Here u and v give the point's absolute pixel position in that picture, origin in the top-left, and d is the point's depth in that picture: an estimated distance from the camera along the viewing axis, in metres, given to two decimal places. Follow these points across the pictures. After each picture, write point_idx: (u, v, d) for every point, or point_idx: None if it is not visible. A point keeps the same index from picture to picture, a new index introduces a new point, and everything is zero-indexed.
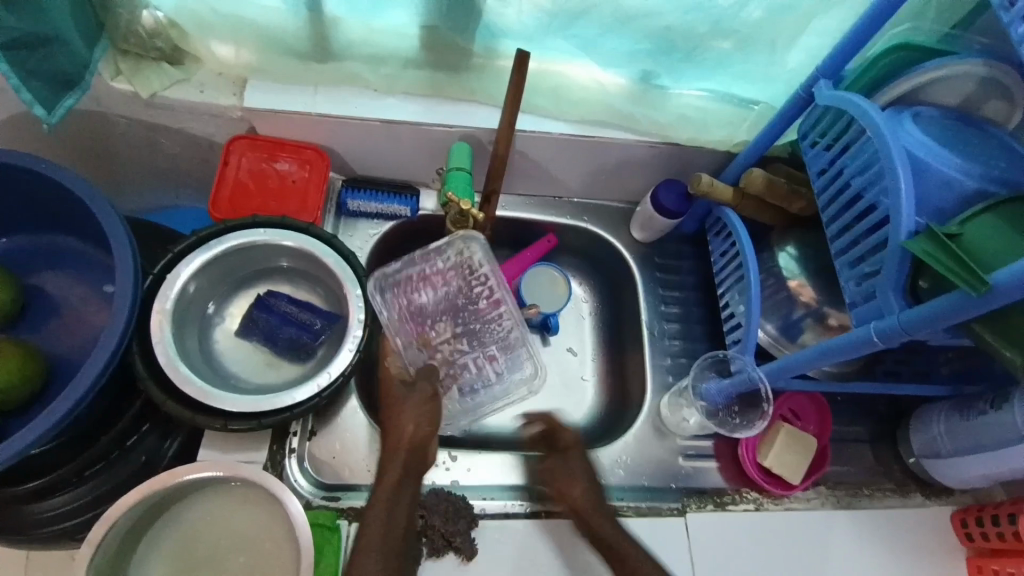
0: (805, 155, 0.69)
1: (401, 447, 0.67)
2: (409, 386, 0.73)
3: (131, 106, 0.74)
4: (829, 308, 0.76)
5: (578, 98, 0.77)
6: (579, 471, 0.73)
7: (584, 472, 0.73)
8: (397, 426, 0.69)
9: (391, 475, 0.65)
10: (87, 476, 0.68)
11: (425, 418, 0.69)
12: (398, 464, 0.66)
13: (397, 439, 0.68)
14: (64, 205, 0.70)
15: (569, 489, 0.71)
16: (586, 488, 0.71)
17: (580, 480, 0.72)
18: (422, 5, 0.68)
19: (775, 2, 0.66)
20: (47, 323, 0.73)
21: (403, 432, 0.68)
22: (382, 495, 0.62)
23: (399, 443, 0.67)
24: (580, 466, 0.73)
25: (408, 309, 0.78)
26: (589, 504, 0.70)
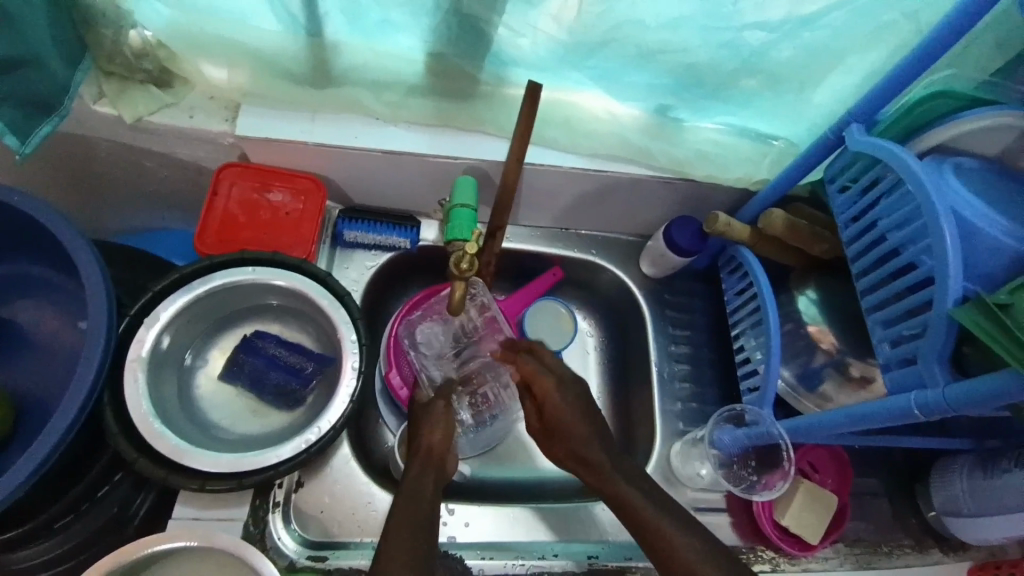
0: (832, 200, 0.66)
1: (423, 456, 0.61)
2: (424, 406, 0.68)
3: (115, 129, 0.69)
4: (850, 358, 0.72)
5: (591, 130, 0.73)
6: (568, 399, 0.64)
7: (573, 399, 0.64)
8: (423, 441, 0.63)
9: (416, 482, 0.57)
10: (57, 528, 0.62)
11: (449, 431, 0.64)
12: (425, 471, 0.59)
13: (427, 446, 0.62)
14: (38, 236, 0.65)
15: (557, 422, 0.63)
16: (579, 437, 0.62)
17: (563, 400, 0.64)
18: (430, 32, 0.64)
19: (806, 41, 0.62)
20: (18, 360, 0.68)
21: (434, 439, 0.63)
22: (399, 519, 0.52)
23: (424, 449, 0.62)
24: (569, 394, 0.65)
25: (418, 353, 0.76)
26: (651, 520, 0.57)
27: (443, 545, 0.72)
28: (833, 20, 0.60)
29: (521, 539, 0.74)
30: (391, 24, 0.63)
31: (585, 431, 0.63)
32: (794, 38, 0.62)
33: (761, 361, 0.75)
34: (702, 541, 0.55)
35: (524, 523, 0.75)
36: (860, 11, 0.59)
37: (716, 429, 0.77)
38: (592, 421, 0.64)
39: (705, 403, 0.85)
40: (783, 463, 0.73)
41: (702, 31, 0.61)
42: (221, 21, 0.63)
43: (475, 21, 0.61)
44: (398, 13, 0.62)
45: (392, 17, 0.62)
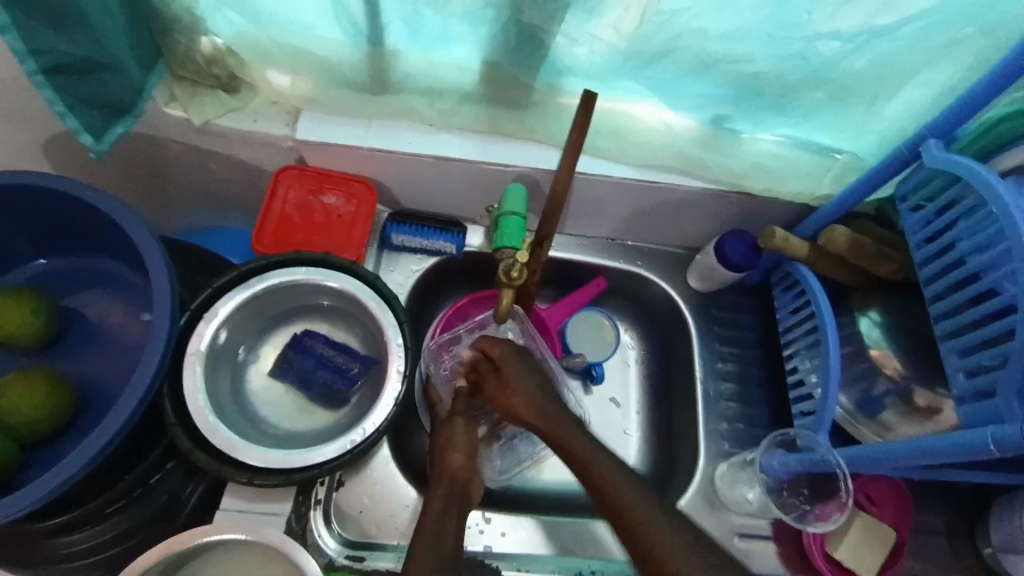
0: (903, 218, 0.63)
1: (447, 474, 0.61)
2: (448, 419, 0.66)
3: (183, 131, 0.72)
4: (915, 386, 0.68)
5: (644, 140, 0.72)
6: (518, 372, 0.63)
7: (524, 372, 0.63)
8: (448, 460, 0.62)
9: (433, 502, 0.58)
10: (107, 513, 0.64)
11: (471, 452, 0.63)
12: (441, 489, 0.59)
13: (445, 463, 0.62)
14: (108, 232, 0.69)
15: (510, 397, 0.62)
16: (536, 404, 0.61)
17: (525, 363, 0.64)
18: (487, 40, 0.64)
19: (880, 52, 0.60)
20: (85, 348, 0.71)
21: (453, 456, 0.62)
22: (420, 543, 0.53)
23: (448, 470, 0.61)
24: (522, 368, 0.63)
25: (449, 369, 0.76)
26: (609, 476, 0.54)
27: (479, 555, 0.72)
28: (911, 32, 0.57)
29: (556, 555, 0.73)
30: (449, 33, 0.64)
31: (524, 370, 0.63)
32: (867, 49, 0.59)
33: (817, 385, 0.72)
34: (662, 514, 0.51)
35: (559, 538, 0.74)
36: (941, 22, 0.56)
37: (766, 453, 0.74)
38: (546, 390, 0.63)
39: (753, 424, 0.82)
40: (839, 495, 0.70)
41: (769, 41, 0.60)
42: (287, 30, 0.65)
43: (534, 31, 0.61)
44: (456, 22, 0.62)
45: (451, 26, 0.63)
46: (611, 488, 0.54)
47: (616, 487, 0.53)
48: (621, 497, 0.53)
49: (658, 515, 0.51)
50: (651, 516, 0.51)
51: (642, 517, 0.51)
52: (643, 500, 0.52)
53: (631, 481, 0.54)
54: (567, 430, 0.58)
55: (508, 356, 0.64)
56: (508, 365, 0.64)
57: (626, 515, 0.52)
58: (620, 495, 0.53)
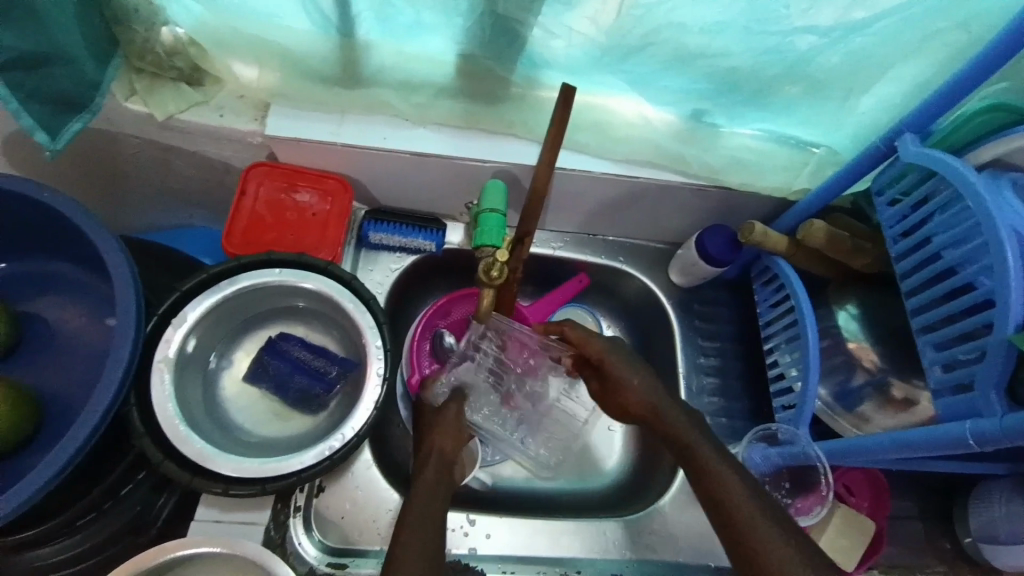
0: (879, 212, 0.63)
1: (434, 451, 0.61)
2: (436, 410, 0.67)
3: (145, 128, 0.69)
4: (891, 378, 0.69)
5: (624, 134, 0.71)
6: (629, 363, 0.62)
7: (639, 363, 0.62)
8: (435, 441, 0.63)
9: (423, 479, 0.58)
10: (76, 527, 0.61)
11: (455, 434, 0.64)
12: (432, 467, 0.59)
13: (433, 443, 0.62)
14: (68, 234, 0.66)
15: (628, 382, 0.61)
16: (646, 388, 0.60)
17: (636, 368, 0.62)
18: (462, 32, 0.62)
19: (857, 46, 0.59)
20: (45, 355, 0.68)
21: (439, 437, 0.63)
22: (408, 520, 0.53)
23: (435, 448, 0.62)
24: (631, 360, 0.63)
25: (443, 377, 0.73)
26: (722, 485, 0.52)
27: (463, 556, 0.71)
28: (887, 26, 0.57)
29: (541, 555, 0.73)
30: (422, 24, 0.62)
31: (652, 383, 0.61)
32: (845, 43, 0.59)
33: (797, 378, 0.72)
34: (794, 542, 0.47)
35: (545, 538, 0.73)
36: (917, 16, 0.56)
37: (748, 448, 0.75)
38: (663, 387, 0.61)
39: (734, 418, 0.83)
40: (819, 488, 0.71)
41: (749, 35, 0.59)
42: (252, 21, 0.62)
43: (510, 23, 0.59)
44: (429, 13, 0.60)
45: (423, 18, 0.61)
46: (729, 501, 0.51)
47: (727, 497, 0.51)
48: (730, 498, 0.51)
49: (767, 521, 0.49)
50: (758, 516, 0.49)
51: (745, 525, 0.49)
52: (760, 511, 0.49)
53: (750, 490, 0.51)
54: (696, 435, 0.56)
55: (614, 356, 0.63)
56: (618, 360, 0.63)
57: (735, 520, 0.50)
58: (740, 511, 0.50)
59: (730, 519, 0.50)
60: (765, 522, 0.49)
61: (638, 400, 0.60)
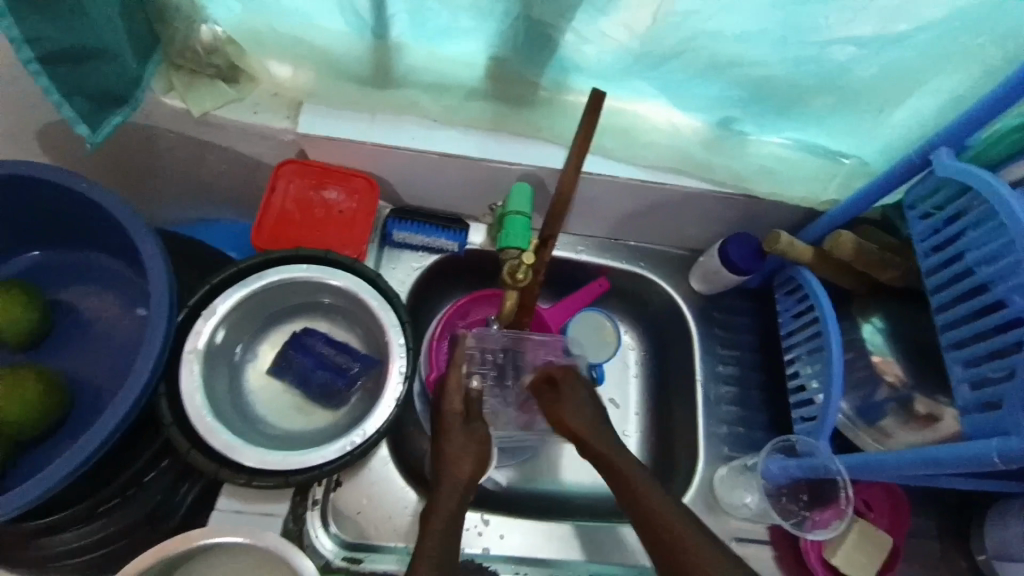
0: (911, 225, 0.63)
1: (460, 484, 0.62)
2: (465, 423, 0.67)
3: (181, 123, 0.70)
4: (916, 393, 0.68)
5: (651, 141, 0.71)
6: (582, 398, 0.69)
7: (587, 399, 0.70)
8: (454, 468, 0.64)
9: (442, 507, 0.60)
10: (100, 512, 0.62)
11: (479, 457, 0.65)
12: (454, 498, 0.61)
13: (456, 472, 0.63)
14: (104, 225, 0.67)
15: (568, 416, 0.68)
16: (593, 426, 0.67)
17: (581, 408, 0.69)
18: (496, 36, 0.63)
19: (894, 58, 0.59)
20: (77, 343, 0.70)
21: (461, 466, 0.64)
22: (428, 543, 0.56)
23: (456, 476, 0.63)
24: (584, 394, 0.70)
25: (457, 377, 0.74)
26: (660, 505, 0.59)
27: (477, 556, 0.71)
28: (926, 39, 0.57)
29: (553, 558, 0.73)
30: (456, 28, 0.63)
31: (596, 418, 0.68)
32: (882, 55, 0.59)
33: (818, 391, 0.72)
34: (719, 547, 0.55)
35: (558, 540, 0.74)
36: (957, 30, 0.55)
37: (765, 458, 0.73)
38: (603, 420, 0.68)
39: (751, 428, 0.82)
40: (837, 502, 0.70)
41: (784, 44, 0.59)
42: (290, 21, 0.63)
43: (543, 28, 0.60)
44: (464, 17, 0.61)
45: (458, 21, 0.61)
46: (668, 526, 0.57)
47: (665, 518, 0.58)
48: (667, 522, 0.58)
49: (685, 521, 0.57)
50: (698, 542, 0.56)
51: (684, 544, 0.56)
52: (696, 531, 0.57)
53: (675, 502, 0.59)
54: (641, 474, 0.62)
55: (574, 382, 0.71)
56: (572, 391, 0.70)
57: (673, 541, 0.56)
58: (675, 533, 0.57)
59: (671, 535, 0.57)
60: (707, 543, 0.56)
61: (574, 418, 0.68)
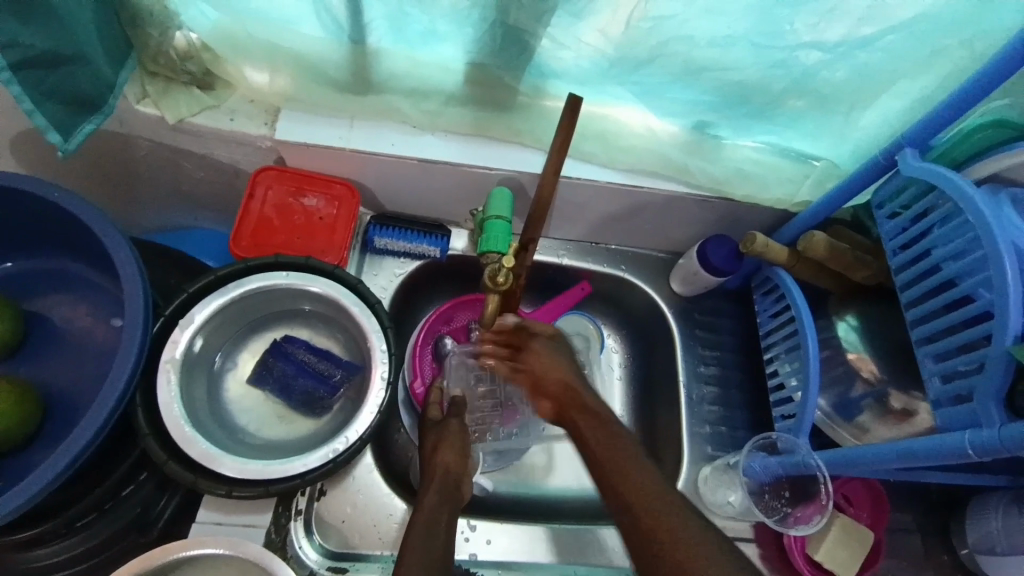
0: (879, 224, 0.65)
1: (438, 475, 0.60)
2: (437, 424, 0.66)
3: (157, 130, 0.69)
4: (891, 389, 0.70)
5: (629, 145, 0.72)
6: (561, 354, 0.64)
7: (566, 356, 0.64)
8: (439, 460, 0.62)
9: (430, 495, 0.57)
10: (78, 527, 0.61)
11: (461, 450, 0.63)
12: (435, 487, 0.58)
13: (436, 464, 0.61)
14: (77, 234, 0.66)
15: (548, 372, 0.62)
16: (567, 371, 0.62)
17: (560, 360, 0.63)
18: (474, 43, 0.63)
19: (861, 62, 0.61)
20: (49, 355, 0.68)
21: (444, 455, 0.62)
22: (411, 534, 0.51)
23: (440, 468, 0.61)
24: (562, 353, 0.64)
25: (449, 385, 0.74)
26: (645, 485, 0.48)
27: (464, 562, 0.71)
28: (890, 43, 0.59)
29: (541, 561, 0.73)
30: (434, 33, 0.63)
31: (578, 376, 0.62)
32: (848, 59, 0.60)
33: (796, 389, 0.73)
34: (702, 521, 0.45)
35: (545, 544, 0.74)
36: (919, 34, 0.57)
37: (748, 456, 0.74)
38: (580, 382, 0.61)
39: (734, 427, 0.83)
40: (818, 497, 0.71)
41: (754, 49, 0.60)
42: (267, 28, 0.63)
43: (520, 33, 0.61)
44: (442, 22, 0.61)
45: (435, 26, 0.62)
46: (642, 492, 0.48)
47: (647, 495, 0.47)
48: (651, 505, 0.46)
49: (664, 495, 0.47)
50: (680, 513, 0.46)
51: (664, 517, 0.45)
52: (671, 496, 0.47)
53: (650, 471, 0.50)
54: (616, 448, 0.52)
55: (556, 338, 0.66)
56: (553, 347, 0.65)
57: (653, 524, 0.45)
58: (648, 504, 0.47)
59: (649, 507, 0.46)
60: (685, 521, 0.45)
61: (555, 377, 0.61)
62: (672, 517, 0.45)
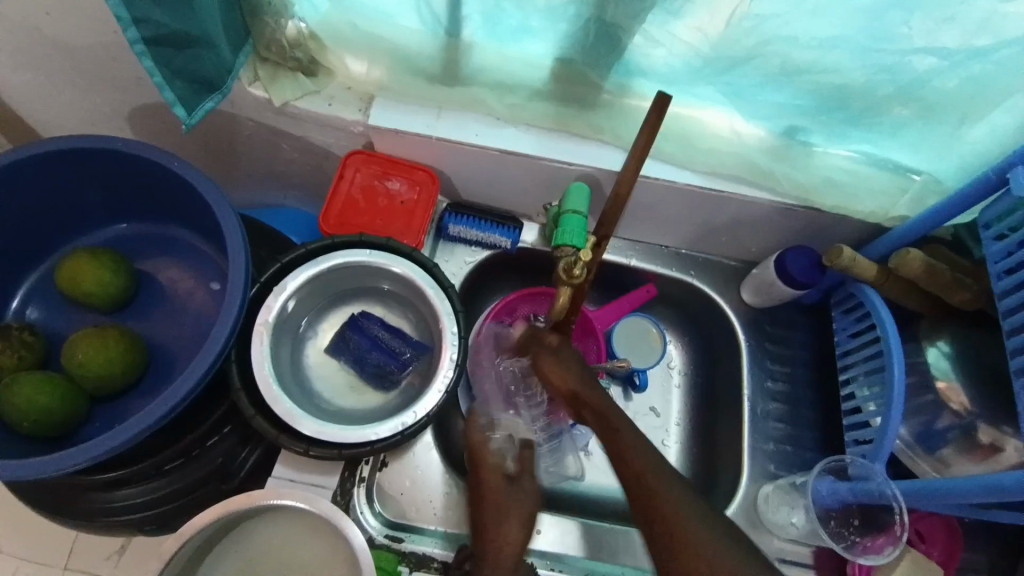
0: (984, 246, 0.61)
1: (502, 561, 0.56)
2: (510, 480, 0.62)
3: (262, 111, 0.74)
4: (981, 423, 0.65)
5: (713, 148, 0.71)
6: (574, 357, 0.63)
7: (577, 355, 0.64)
8: (494, 530, 0.58)
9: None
10: (166, 470, 0.67)
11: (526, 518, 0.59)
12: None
13: (493, 535, 0.58)
14: (189, 202, 0.72)
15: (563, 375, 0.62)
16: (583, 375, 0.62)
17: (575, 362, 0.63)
18: (565, 37, 0.64)
19: (981, 70, 0.57)
20: (154, 312, 0.75)
21: (504, 529, 0.58)
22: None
23: (501, 538, 0.58)
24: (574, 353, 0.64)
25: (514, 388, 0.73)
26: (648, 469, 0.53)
27: None
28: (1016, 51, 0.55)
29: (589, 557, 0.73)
30: (526, 28, 0.64)
31: (590, 377, 0.62)
32: (967, 67, 0.57)
33: (876, 413, 0.69)
34: (731, 540, 0.48)
35: (595, 541, 0.74)
36: None
37: (815, 479, 0.71)
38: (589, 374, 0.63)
39: (800, 447, 0.80)
40: (892, 527, 0.67)
41: (861, 51, 0.57)
42: (370, 18, 0.66)
43: (614, 29, 0.61)
44: (536, 17, 0.62)
45: (530, 22, 0.63)
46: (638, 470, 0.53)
47: (649, 482, 0.52)
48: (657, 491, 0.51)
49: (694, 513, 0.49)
50: (691, 518, 0.49)
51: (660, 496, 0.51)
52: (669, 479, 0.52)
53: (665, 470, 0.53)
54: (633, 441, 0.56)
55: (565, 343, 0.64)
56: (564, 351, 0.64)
57: (646, 493, 0.52)
58: (647, 479, 0.52)
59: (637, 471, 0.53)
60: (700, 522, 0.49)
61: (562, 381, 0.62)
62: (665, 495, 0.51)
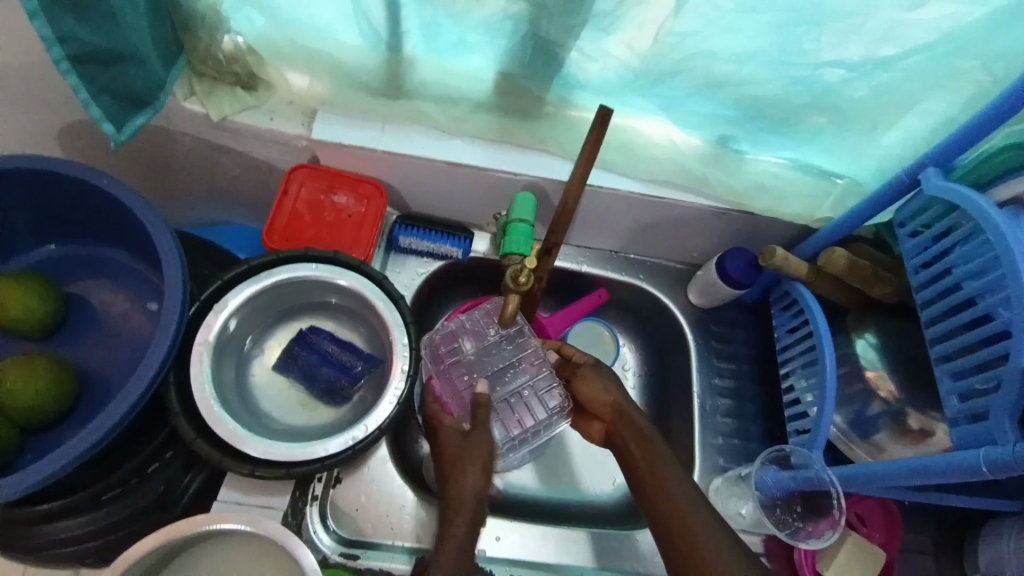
0: (900, 243, 0.65)
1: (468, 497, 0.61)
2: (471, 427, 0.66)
3: (199, 127, 0.73)
4: (907, 408, 0.69)
5: (651, 156, 0.73)
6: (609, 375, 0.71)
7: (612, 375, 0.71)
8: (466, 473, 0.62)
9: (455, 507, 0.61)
10: (102, 501, 0.62)
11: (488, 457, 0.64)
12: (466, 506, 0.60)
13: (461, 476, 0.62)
14: (122, 222, 0.70)
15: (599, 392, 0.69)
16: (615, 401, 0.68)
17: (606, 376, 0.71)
18: (504, 52, 0.66)
19: (884, 81, 0.62)
20: (88, 336, 0.72)
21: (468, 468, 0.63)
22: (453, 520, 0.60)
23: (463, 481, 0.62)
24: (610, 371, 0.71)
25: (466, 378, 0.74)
26: (683, 508, 0.59)
27: (471, 557, 0.73)
28: (914, 63, 0.59)
29: (547, 562, 0.73)
30: (465, 42, 0.65)
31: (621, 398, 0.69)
32: (873, 77, 0.61)
33: (812, 404, 0.73)
34: (736, 552, 0.55)
35: (553, 545, 0.74)
36: (948, 53, 0.58)
37: (760, 469, 0.74)
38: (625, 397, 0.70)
39: (748, 439, 0.83)
40: (831, 511, 0.70)
41: (778, 65, 0.61)
42: (308, 33, 0.66)
43: (549, 45, 0.62)
44: (475, 33, 0.64)
45: (467, 37, 0.65)
46: (686, 525, 0.58)
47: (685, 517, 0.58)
48: (685, 523, 0.58)
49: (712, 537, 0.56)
50: (711, 535, 0.56)
51: (699, 537, 0.57)
52: (715, 526, 0.57)
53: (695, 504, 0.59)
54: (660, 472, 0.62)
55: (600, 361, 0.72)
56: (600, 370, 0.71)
57: (687, 545, 0.57)
58: (692, 533, 0.57)
59: (682, 521, 0.58)
60: (718, 550, 0.55)
61: (602, 401, 0.69)
62: (703, 531, 0.57)
